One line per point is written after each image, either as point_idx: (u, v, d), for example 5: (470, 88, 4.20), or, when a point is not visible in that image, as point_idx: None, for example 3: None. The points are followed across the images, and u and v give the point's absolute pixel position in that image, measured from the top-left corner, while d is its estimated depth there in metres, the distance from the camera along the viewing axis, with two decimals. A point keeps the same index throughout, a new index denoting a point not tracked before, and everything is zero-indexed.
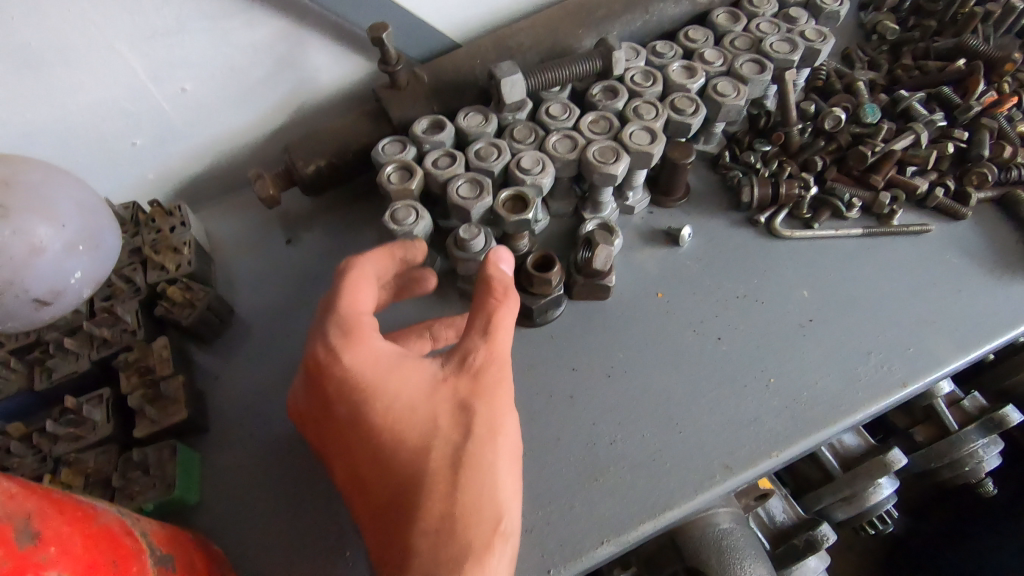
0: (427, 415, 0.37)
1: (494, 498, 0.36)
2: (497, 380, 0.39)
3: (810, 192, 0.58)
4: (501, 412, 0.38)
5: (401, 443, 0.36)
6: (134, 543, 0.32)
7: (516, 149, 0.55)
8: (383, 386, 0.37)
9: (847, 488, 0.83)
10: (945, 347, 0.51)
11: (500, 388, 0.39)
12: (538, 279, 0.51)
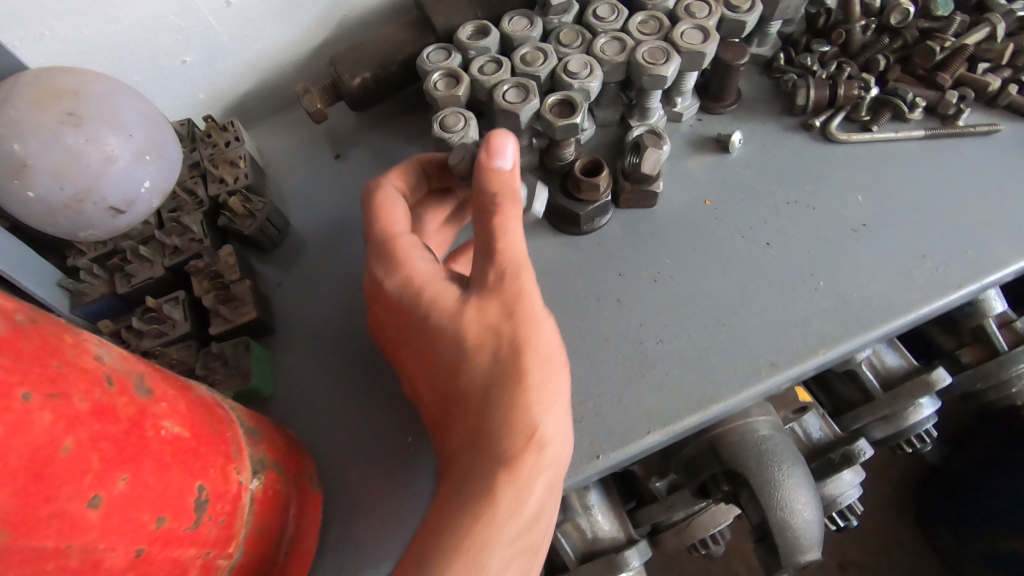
0: (454, 334, 0.39)
1: (528, 413, 0.36)
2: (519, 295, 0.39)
3: (871, 93, 0.55)
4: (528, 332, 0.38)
5: (439, 362, 0.39)
6: (226, 413, 0.36)
7: (562, 54, 0.54)
8: (418, 307, 0.40)
9: (886, 408, 0.84)
10: (1006, 250, 0.49)
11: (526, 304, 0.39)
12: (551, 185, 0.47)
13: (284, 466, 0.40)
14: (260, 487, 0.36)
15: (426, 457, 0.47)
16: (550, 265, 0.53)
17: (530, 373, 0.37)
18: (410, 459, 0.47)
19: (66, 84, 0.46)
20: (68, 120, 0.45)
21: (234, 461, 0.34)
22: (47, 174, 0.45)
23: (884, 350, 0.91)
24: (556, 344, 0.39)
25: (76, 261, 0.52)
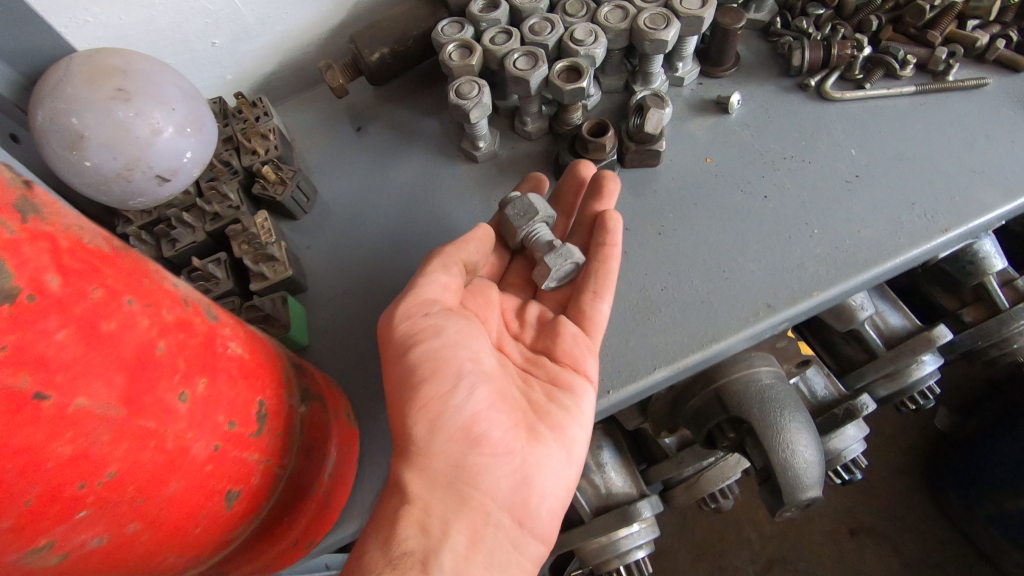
0: None
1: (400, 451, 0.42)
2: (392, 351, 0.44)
3: (864, 52, 0.58)
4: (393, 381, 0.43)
5: None
6: (275, 348, 0.41)
7: (569, 23, 0.58)
8: None
9: (889, 366, 0.88)
10: (991, 195, 0.52)
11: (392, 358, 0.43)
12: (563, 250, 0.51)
13: (326, 400, 0.45)
14: (306, 412, 0.40)
15: None
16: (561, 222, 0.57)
17: (401, 407, 0.42)
18: None
19: (114, 63, 0.50)
20: (118, 95, 0.49)
21: (285, 386, 0.38)
22: (101, 146, 0.49)
23: (887, 311, 0.94)
24: (435, 378, 0.42)
25: (125, 228, 0.57)
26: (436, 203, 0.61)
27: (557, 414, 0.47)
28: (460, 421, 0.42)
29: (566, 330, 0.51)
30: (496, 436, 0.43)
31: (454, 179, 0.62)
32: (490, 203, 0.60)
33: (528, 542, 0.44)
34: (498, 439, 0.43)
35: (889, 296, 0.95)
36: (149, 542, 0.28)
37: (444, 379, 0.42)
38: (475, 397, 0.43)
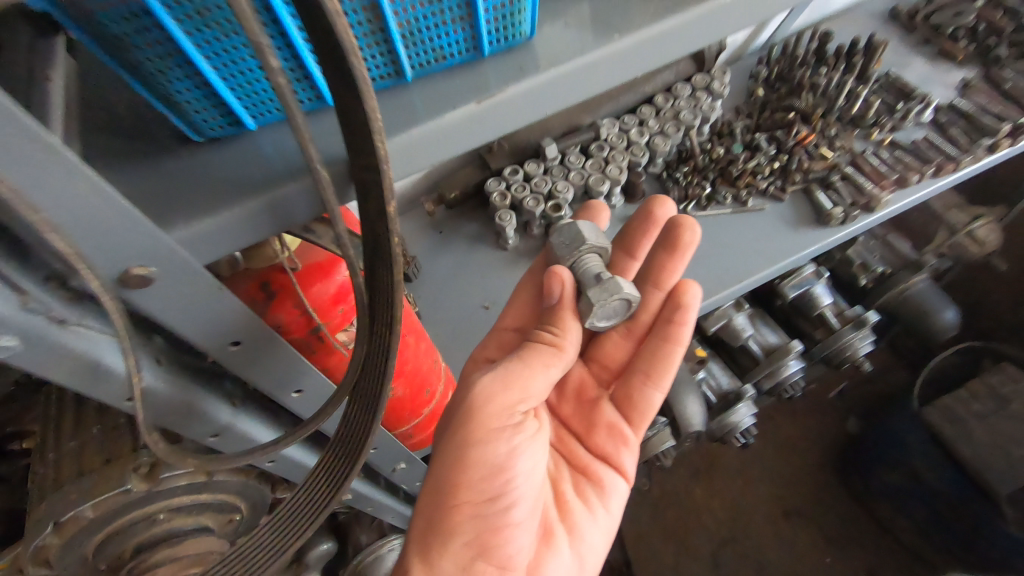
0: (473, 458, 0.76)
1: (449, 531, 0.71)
2: (456, 464, 0.71)
3: (704, 192, 1.13)
4: (457, 484, 0.71)
5: None
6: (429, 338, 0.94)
7: (554, 180, 1.12)
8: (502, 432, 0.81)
9: (767, 367, 1.42)
10: (763, 264, 1.05)
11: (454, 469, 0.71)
12: (609, 285, 0.75)
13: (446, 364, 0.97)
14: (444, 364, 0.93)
15: None
16: None
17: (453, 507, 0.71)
18: None
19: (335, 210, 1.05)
20: None
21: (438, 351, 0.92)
22: None
23: (766, 332, 1.48)
24: (476, 492, 0.71)
25: None
26: (486, 273, 1.14)
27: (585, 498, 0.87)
28: (489, 524, 0.73)
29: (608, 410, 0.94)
30: (508, 538, 0.74)
31: (496, 260, 1.16)
32: (516, 272, 1.14)
33: None
34: (512, 545, 0.75)
35: (766, 322, 1.48)
36: (407, 394, 0.81)
37: (484, 495, 0.72)
38: (504, 510, 0.74)
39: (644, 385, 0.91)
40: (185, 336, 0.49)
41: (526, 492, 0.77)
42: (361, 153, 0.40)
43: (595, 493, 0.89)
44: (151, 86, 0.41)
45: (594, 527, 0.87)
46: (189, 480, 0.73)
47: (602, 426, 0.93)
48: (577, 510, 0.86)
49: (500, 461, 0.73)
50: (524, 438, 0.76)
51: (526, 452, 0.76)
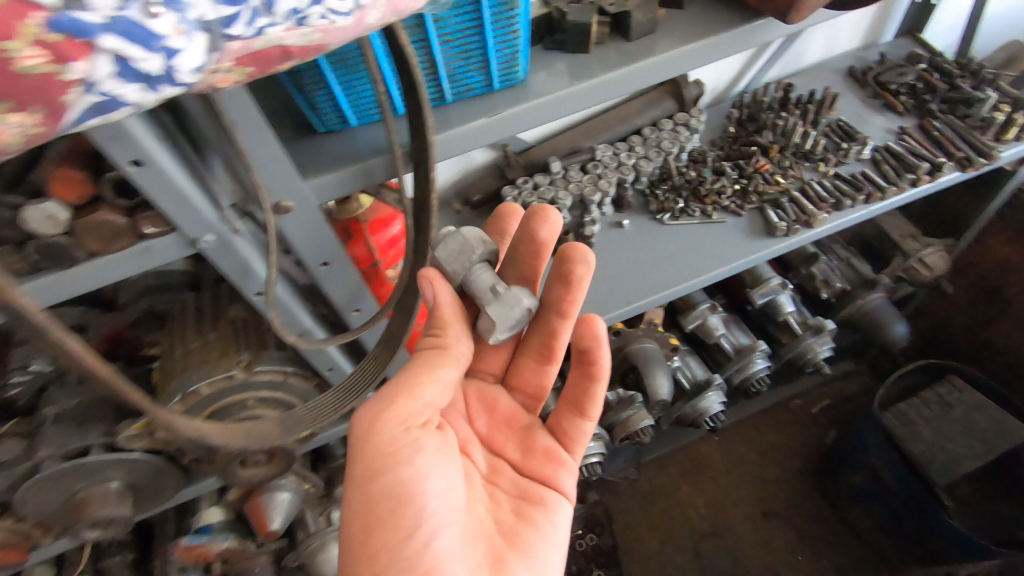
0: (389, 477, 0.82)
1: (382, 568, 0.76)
2: (369, 498, 0.76)
3: (677, 205, 1.41)
4: (377, 518, 0.76)
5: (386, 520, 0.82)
6: None
7: (557, 189, 1.40)
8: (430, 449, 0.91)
9: (737, 362, 1.66)
10: (720, 264, 1.33)
11: (370, 503, 0.76)
12: (506, 301, 0.78)
13: None
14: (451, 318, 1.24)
15: None
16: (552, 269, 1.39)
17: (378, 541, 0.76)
18: None
19: None
20: None
21: None
22: None
23: (737, 332, 1.71)
24: (399, 519, 0.76)
25: None
26: None
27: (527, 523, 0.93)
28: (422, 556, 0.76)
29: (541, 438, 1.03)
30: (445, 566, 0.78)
31: None
32: None
33: None
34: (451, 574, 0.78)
35: (738, 323, 1.71)
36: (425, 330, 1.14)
37: (410, 523, 0.76)
38: (432, 537, 0.77)
39: (575, 416, 1.02)
40: (298, 252, 0.78)
41: (453, 513, 0.82)
42: (418, 141, 0.69)
43: (540, 517, 0.94)
44: (305, 98, 0.71)
45: (548, 553, 0.90)
46: (272, 377, 1.02)
47: (536, 455, 1.02)
48: (529, 539, 0.90)
49: (407, 486, 0.76)
50: (428, 462, 0.78)
51: (439, 476, 0.80)
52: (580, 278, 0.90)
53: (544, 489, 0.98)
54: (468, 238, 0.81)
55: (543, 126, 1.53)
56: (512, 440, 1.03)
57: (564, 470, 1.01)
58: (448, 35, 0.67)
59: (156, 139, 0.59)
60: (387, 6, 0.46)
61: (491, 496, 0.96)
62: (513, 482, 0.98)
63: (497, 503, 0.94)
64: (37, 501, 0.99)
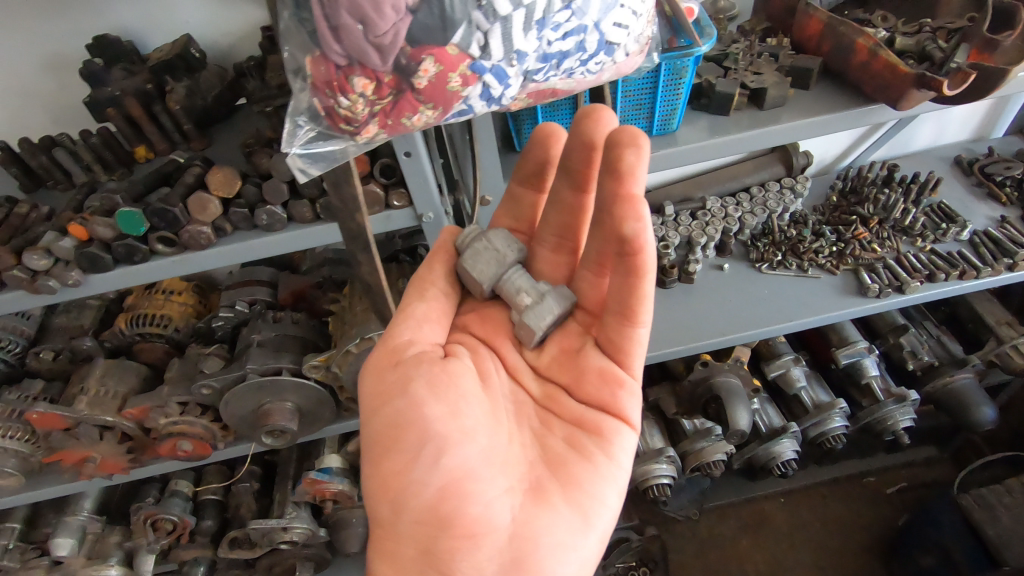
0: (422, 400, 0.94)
1: (401, 490, 0.81)
2: (378, 431, 0.86)
3: (775, 257, 1.57)
4: (387, 446, 0.84)
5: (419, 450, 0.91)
6: None
7: (668, 229, 1.61)
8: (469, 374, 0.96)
9: (815, 416, 1.75)
10: (811, 314, 1.47)
11: (381, 435, 0.85)
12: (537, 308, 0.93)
13: None
14: None
15: None
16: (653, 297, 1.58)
17: (390, 466, 0.83)
18: None
19: None
20: None
21: None
22: None
23: (817, 389, 1.80)
24: (405, 444, 0.82)
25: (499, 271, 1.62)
26: None
27: (576, 453, 0.89)
28: (430, 472, 0.80)
29: (598, 356, 0.95)
30: (459, 481, 0.80)
31: None
32: None
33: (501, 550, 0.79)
34: (467, 488, 0.80)
35: (819, 380, 1.81)
36: None
37: (416, 446, 0.82)
38: (439, 458, 0.81)
39: (621, 325, 0.90)
40: None
41: (466, 432, 0.84)
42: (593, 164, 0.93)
43: (592, 444, 0.90)
44: (514, 124, 0.97)
45: (597, 486, 0.86)
46: None
47: (589, 380, 0.94)
48: (574, 471, 0.87)
49: (403, 412, 0.84)
50: (423, 389, 0.85)
51: (437, 400, 0.85)
52: (632, 167, 0.76)
53: (600, 418, 0.92)
54: (499, 247, 0.95)
55: (661, 175, 1.76)
56: (564, 363, 0.98)
57: (622, 392, 0.92)
58: (628, 90, 0.92)
59: (421, 138, 0.86)
60: (616, 69, 0.70)
61: (544, 428, 0.94)
62: (569, 407, 0.95)
63: (548, 426, 0.94)
64: (237, 403, 1.28)
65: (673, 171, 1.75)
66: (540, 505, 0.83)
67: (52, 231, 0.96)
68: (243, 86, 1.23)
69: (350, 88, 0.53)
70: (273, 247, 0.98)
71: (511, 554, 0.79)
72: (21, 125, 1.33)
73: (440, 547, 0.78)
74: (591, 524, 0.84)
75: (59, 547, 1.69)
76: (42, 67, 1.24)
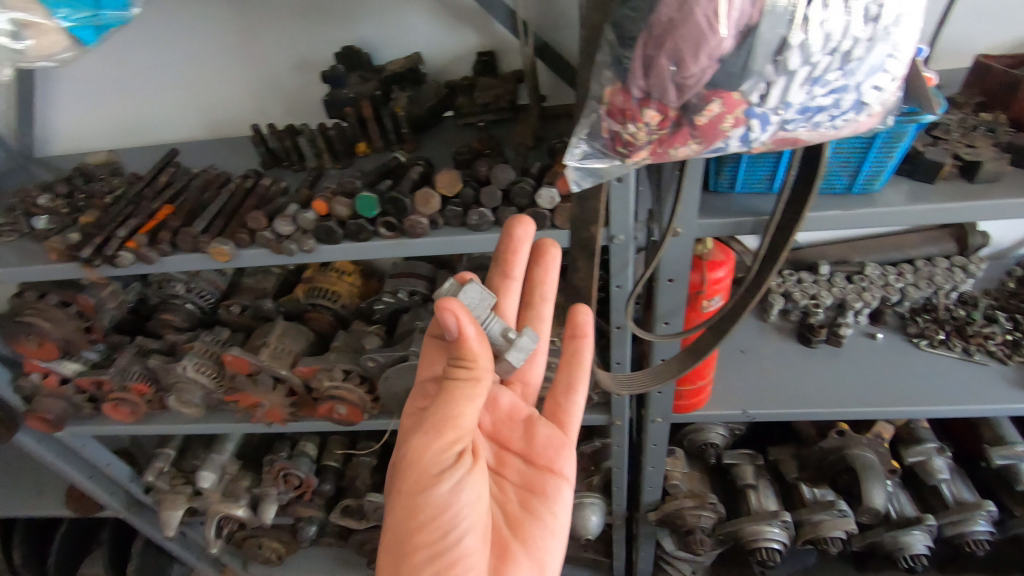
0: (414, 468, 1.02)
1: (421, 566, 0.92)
2: (409, 508, 0.94)
3: (939, 335, 1.52)
4: (416, 525, 0.94)
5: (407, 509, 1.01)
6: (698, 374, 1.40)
7: (819, 288, 1.56)
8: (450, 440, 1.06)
9: (957, 514, 1.61)
10: (977, 401, 1.37)
11: (412, 514, 0.94)
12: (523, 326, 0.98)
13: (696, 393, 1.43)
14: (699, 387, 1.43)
15: (742, 391, 1.49)
16: (797, 355, 1.56)
17: (412, 544, 0.93)
18: (738, 392, 1.48)
19: None
20: None
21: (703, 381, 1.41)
22: None
23: (962, 486, 1.66)
24: (432, 525, 0.94)
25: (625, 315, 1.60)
26: (748, 334, 1.64)
27: (533, 515, 1.09)
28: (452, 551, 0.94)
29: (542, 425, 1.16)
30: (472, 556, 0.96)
31: (755, 327, 1.66)
32: (769, 340, 1.62)
33: None
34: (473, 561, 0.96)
35: (965, 477, 1.66)
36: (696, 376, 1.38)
37: (440, 527, 0.95)
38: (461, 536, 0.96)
39: (569, 396, 1.15)
40: (661, 265, 1.09)
41: (478, 514, 1.00)
42: (791, 212, 0.95)
43: (542, 505, 1.10)
44: (716, 165, 1.03)
45: (551, 547, 1.07)
46: None
47: (539, 449, 1.15)
48: (533, 534, 1.07)
49: (446, 499, 0.95)
50: (461, 476, 0.96)
51: (467, 486, 0.98)
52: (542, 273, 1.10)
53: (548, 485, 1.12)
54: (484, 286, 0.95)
55: (815, 234, 1.73)
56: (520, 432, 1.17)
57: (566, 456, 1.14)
58: (840, 147, 0.95)
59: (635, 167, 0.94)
60: (857, 127, 0.73)
61: (502, 491, 1.12)
62: (523, 473, 1.14)
63: (505, 492, 1.12)
64: (396, 378, 1.41)
65: (829, 233, 1.73)
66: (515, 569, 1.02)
67: (296, 203, 1.14)
68: (453, 101, 1.39)
69: (640, 117, 0.62)
70: (475, 245, 1.09)
71: None
72: (260, 113, 1.57)
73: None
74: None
75: (203, 479, 1.89)
76: (293, 68, 1.47)
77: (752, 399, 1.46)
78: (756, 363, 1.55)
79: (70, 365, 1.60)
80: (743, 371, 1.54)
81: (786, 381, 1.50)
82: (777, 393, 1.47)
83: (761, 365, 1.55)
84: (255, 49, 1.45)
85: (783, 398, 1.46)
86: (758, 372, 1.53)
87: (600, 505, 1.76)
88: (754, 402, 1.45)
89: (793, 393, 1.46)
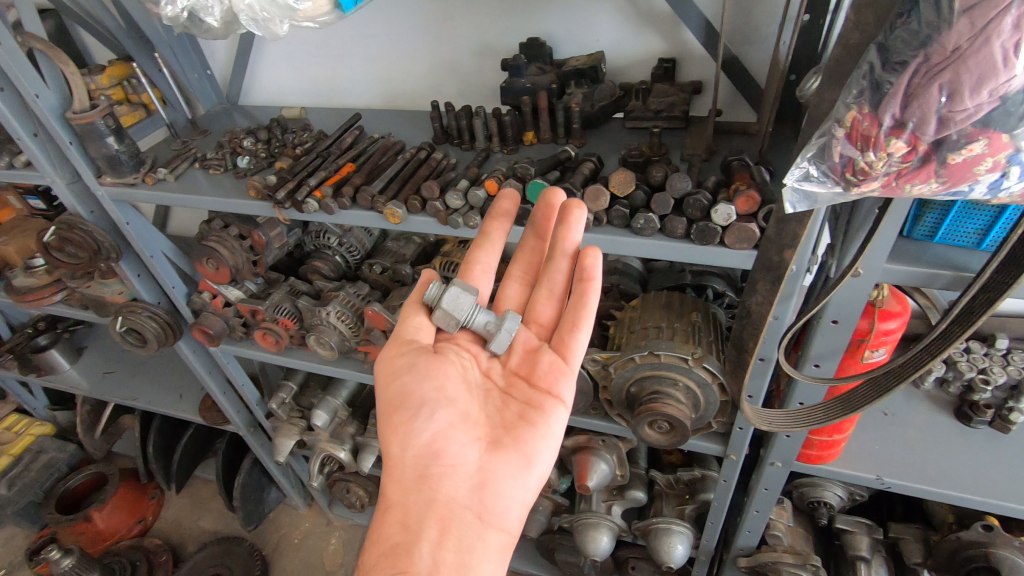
0: None
1: (404, 441, 1.03)
2: (386, 403, 1.09)
3: None
4: (395, 413, 1.06)
5: None
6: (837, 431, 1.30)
7: (993, 364, 1.44)
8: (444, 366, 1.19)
9: None
10: None
11: (390, 405, 1.08)
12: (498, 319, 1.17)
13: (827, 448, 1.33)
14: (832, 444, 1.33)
15: (880, 458, 1.35)
16: (952, 432, 1.40)
17: (393, 428, 1.05)
18: (876, 458, 1.35)
19: None
20: None
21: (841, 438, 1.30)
22: None
23: None
24: (405, 409, 1.06)
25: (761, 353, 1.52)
26: (896, 399, 1.50)
27: (524, 422, 1.11)
28: (431, 432, 1.04)
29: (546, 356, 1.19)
30: (453, 438, 1.04)
31: (906, 393, 1.52)
32: (921, 411, 1.47)
33: (476, 486, 1.00)
34: (456, 444, 1.04)
35: None
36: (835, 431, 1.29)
37: (414, 409, 1.05)
38: (436, 417, 1.05)
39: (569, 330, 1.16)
40: (828, 305, 1.02)
41: (453, 403, 1.09)
42: (1006, 270, 0.85)
43: (532, 413, 1.13)
44: (917, 209, 0.95)
45: (541, 448, 1.09)
46: (705, 377, 1.28)
47: (540, 372, 1.18)
48: (526, 436, 1.09)
49: (416, 386, 1.08)
50: (430, 366, 1.12)
51: (434, 376, 1.10)
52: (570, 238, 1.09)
53: (544, 397, 1.15)
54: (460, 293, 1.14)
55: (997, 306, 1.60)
56: (525, 362, 1.22)
57: (562, 377, 1.16)
58: None
59: None
60: None
61: (506, 402, 1.17)
62: (524, 390, 1.18)
63: (507, 405, 1.16)
64: None
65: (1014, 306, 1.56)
66: (496, 457, 1.05)
67: (467, 180, 1.20)
68: (625, 103, 1.39)
69: (883, 147, 0.61)
70: (633, 249, 1.08)
71: (479, 486, 1.01)
72: (436, 90, 1.66)
73: (440, 496, 0.98)
74: (532, 467, 1.06)
75: (317, 417, 2.05)
76: (475, 52, 1.55)
77: (892, 469, 1.33)
78: (901, 431, 1.42)
79: (234, 291, 1.80)
80: (884, 436, 1.40)
81: (935, 457, 1.35)
82: (922, 469, 1.32)
83: (907, 434, 1.41)
84: (444, 32, 1.54)
85: (929, 475, 1.31)
86: (902, 440, 1.39)
87: (688, 536, 1.69)
88: (893, 472, 1.32)
89: (943, 472, 1.31)
